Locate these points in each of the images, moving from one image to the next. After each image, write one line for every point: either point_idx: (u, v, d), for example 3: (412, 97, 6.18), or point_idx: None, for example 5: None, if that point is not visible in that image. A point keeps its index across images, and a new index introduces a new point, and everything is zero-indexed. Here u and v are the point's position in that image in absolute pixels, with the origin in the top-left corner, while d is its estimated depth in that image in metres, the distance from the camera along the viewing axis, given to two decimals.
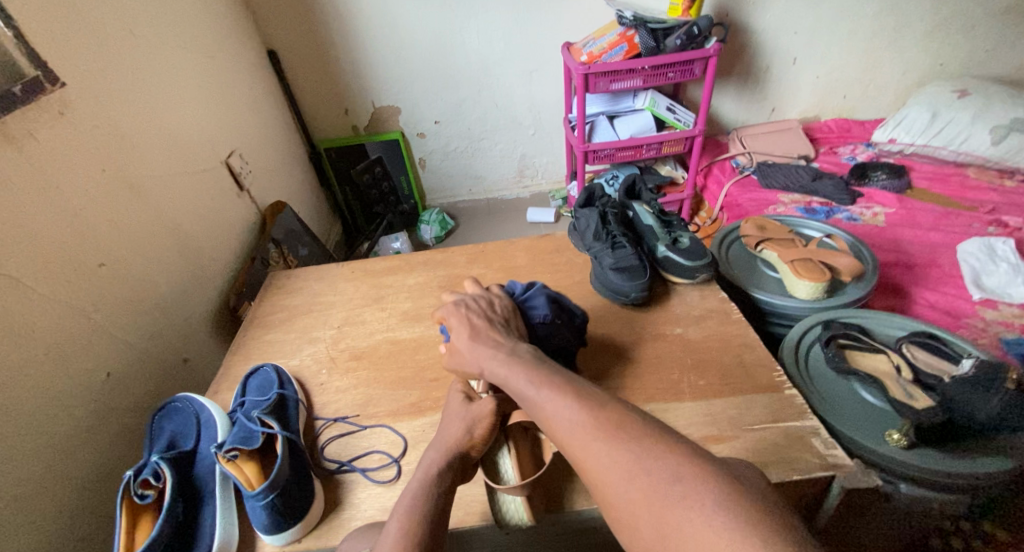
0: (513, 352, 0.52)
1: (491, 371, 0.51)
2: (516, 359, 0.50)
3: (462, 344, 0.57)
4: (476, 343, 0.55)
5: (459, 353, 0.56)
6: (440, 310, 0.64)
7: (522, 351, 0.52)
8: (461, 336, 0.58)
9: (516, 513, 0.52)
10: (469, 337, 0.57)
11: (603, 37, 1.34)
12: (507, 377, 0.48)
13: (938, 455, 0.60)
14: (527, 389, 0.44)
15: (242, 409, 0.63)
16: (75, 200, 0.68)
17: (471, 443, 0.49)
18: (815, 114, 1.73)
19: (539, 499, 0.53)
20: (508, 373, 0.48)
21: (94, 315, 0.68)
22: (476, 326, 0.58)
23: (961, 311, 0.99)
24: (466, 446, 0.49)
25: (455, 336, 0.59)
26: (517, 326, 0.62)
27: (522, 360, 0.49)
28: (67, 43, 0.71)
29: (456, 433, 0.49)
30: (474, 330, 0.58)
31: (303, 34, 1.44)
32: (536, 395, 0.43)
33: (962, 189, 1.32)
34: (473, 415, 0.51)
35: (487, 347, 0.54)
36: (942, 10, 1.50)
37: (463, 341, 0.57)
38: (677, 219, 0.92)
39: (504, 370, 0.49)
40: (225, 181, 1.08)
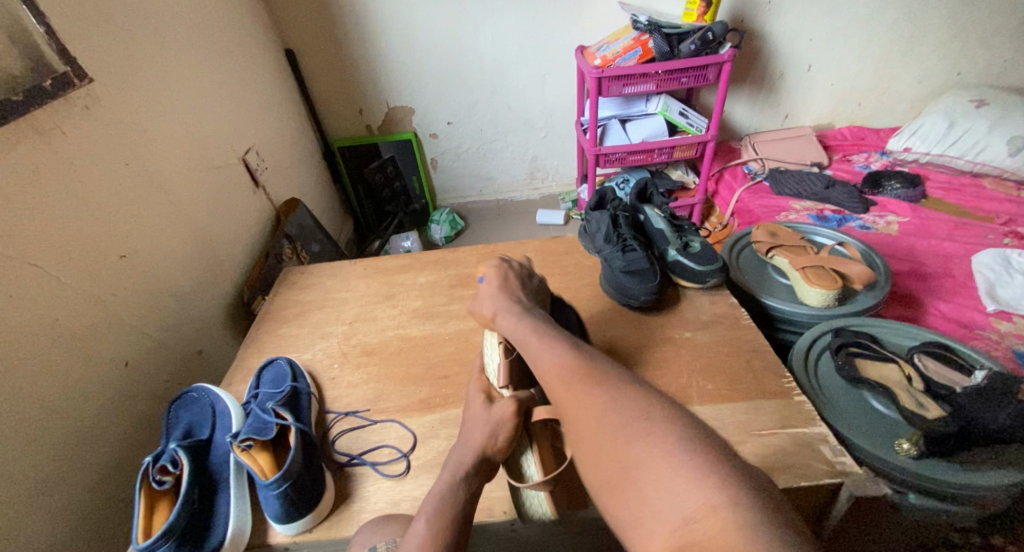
0: (527, 314, 0.56)
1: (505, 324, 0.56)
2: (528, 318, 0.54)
3: (489, 297, 0.62)
4: (502, 300, 0.60)
5: (484, 300, 0.62)
6: (486, 263, 0.70)
7: (535, 315, 0.56)
8: (491, 288, 0.64)
9: (539, 507, 0.53)
10: (497, 291, 0.62)
11: (617, 41, 1.34)
12: (516, 329, 0.53)
13: (949, 467, 0.59)
14: (528, 341, 0.49)
15: (256, 400, 0.64)
16: (99, 193, 0.69)
17: (495, 446, 0.50)
18: (829, 121, 1.72)
19: (561, 495, 0.54)
20: (518, 328, 0.52)
21: (114, 306, 0.70)
22: (507, 285, 0.63)
23: (975, 322, 0.97)
24: (490, 448, 0.49)
25: (487, 285, 0.65)
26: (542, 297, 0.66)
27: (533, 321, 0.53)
28: (95, 40, 0.72)
29: (480, 436, 0.50)
30: (504, 287, 0.63)
31: (320, 34, 1.46)
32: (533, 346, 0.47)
33: (978, 199, 1.30)
34: (497, 418, 0.51)
35: (509, 302, 0.60)
36: (961, 19, 1.49)
37: (490, 293, 0.63)
38: (688, 223, 0.92)
39: (516, 323, 0.53)
40: (242, 177, 1.10)
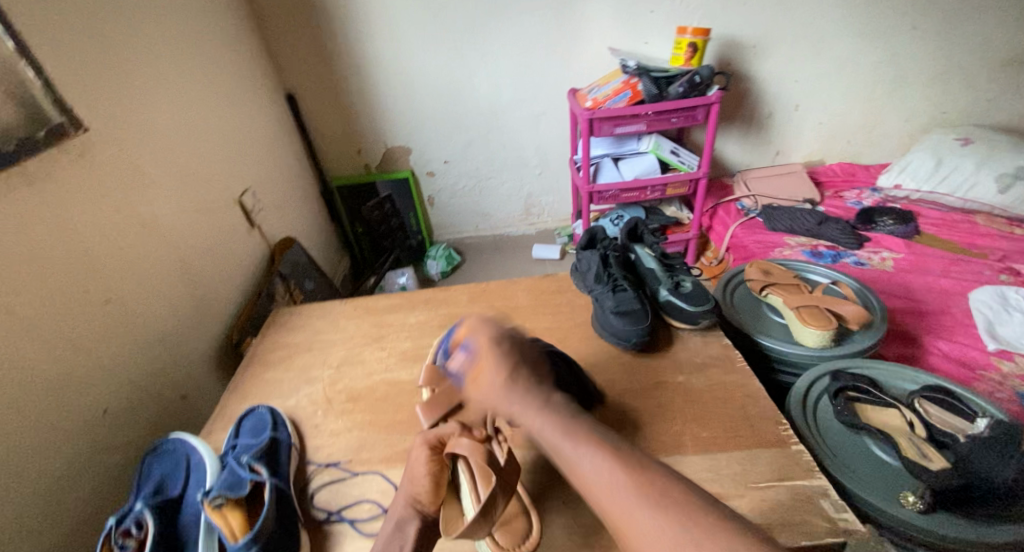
0: (548, 404, 0.47)
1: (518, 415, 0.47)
2: (551, 410, 0.46)
3: (489, 379, 0.49)
4: (504, 385, 0.48)
5: (488, 393, 0.49)
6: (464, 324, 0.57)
7: (557, 403, 0.47)
8: (488, 369, 0.50)
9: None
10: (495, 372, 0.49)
11: (607, 84, 1.39)
12: (539, 429, 0.45)
13: (961, 522, 0.56)
14: (560, 443, 0.43)
15: (233, 452, 0.62)
16: (91, 240, 0.70)
17: (423, 498, 0.50)
18: (819, 157, 1.75)
19: (506, 541, 0.51)
20: (536, 424, 0.46)
21: (96, 351, 0.68)
22: (512, 367, 0.50)
23: (976, 362, 0.95)
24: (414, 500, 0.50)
25: (482, 366, 0.50)
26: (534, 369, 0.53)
27: (558, 411, 0.46)
28: (93, 91, 0.75)
29: (404, 493, 0.51)
30: (507, 368, 0.49)
31: (321, 79, 1.51)
32: (567, 454, 0.42)
33: (971, 235, 1.30)
34: (417, 476, 0.52)
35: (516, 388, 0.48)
36: (941, 61, 1.54)
37: (489, 379, 0.49)
38: (679, 262, 0.92)
39: (539, 424, 0.45)
40: (237, 218, 1.12)
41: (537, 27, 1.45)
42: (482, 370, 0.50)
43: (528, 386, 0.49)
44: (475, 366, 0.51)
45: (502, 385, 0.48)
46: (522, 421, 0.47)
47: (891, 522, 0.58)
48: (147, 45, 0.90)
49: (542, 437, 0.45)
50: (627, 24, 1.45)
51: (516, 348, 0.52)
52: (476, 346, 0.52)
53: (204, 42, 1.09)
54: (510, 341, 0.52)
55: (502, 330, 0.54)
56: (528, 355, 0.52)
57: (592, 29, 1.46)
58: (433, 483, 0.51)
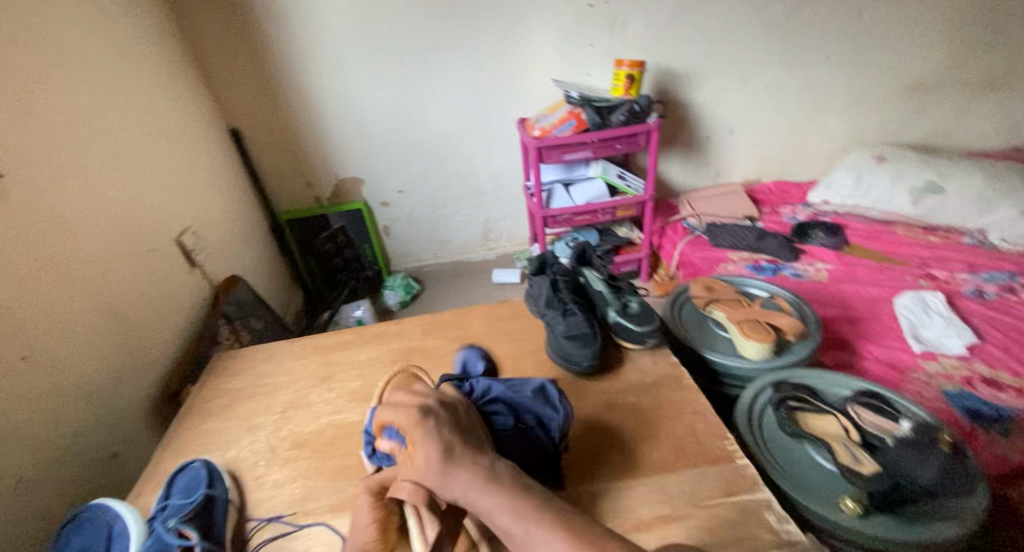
0: (492, 471, 0.46)
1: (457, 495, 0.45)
2: (495, 484, 0.45)
3: (426, 453, 0.46)
4: (437, 462, 0.46)
5: (423, 474, 0.46)
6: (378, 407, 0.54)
7: (500, 469, 0.47)
8: (420, 446, 0.47)
9: None
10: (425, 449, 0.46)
11: (554, 114, 1.44)
12: (483, 508, 0.43)
13: (895, 523, 0.59)
14: (503, 518, 0.42)
15: (163, 514, 0.57)
16: (5, 293, 0.65)
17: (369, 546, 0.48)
18: (756, 176, 1.86)
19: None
20: (484, 501, 0.43)
21: (7, 414, 0.62)
22: (445, 442, 0.47)
23: (905, 364, 1.02)
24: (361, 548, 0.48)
25: (412, 442, 0.48)
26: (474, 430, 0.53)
27: (502, 482, 0.45)
28: (9, 134, 0.71)
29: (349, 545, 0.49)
30: (441, 441, 0.47)
31: (268, 113, 1.49)
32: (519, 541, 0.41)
33: (892, 244, 1.42)
34: (360, 525, 0.49)
35: (459, 462, 0.46)
36: (853, 87, 1.70)
37: (420, 458, 0.46)
38: (626, 284, 0.94)
39: (483, 502, 0.43)
40: (175, 259, 1.07)
41: (484, 61, 1.50)
42: (413, 448, 0.47)
43: (461, 461, 0.46)
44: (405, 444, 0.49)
45: (437, 461, 0.46)
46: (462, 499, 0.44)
47: (834, 528, 0.60)
48: (73, 85, 0.86)
49: (487, 516, 0.43)
50: (570, 57, 1.53)
51: (444, 417, 0.50)
52: (403, 427, 0.50)
53: (138, 80, 1.06)
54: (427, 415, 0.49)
55: (432, 400, 0.52)
56: (455, 420, 0.51)
57: (537, 61, 1.53)
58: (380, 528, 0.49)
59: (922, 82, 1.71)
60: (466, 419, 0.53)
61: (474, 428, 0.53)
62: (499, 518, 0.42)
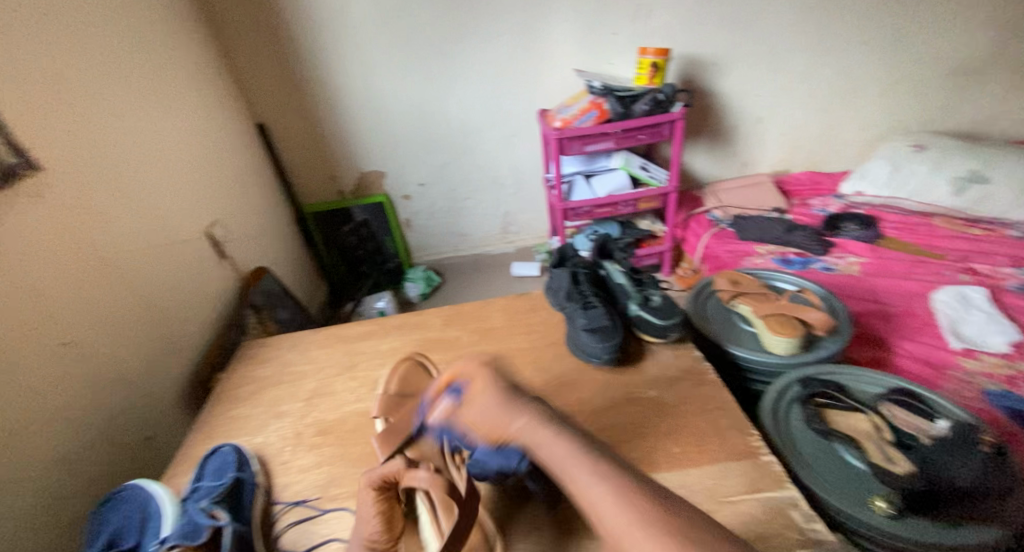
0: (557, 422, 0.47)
1: (522, 430, 0.47)
2: (551, 427, 0.46)
3: (486, 401, 0.51)
4: (497, 401, 0.50)
5: (487, 412, 0.50)
6: (452, 366, 0.60)
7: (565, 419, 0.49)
8: (481, 393, 0.52)
9: None
10: (485, 391, 0.52)
11: (575, 104, 1.42)
12: (543, 443, 0.45)
13: (928, 525, 0.57)
14: (561, 459, 0.42)
15: (195, 496, 0.60)
16: (47, 282, 0.68)
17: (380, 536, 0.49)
18: (785, 167, 1.80)
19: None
20: (540, 436, 0.45)
21: (51, 397, 0.66)
22: (501, 391, 0.52)
23: (942, 362, 0.98)
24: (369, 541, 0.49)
25: (476, 389, 0.53)
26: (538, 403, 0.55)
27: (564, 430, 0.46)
28: (48, 129, 0.74)
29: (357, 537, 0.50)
30: (499, 390, 0.52)
31: (292, 108, 1.52)
32: (579, 479, 0.40)
33: (931, 237, 1.35)
34: (365, 517, 0.50)
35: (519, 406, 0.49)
36: (891, 72, 1.62)
37: (482, 395, 0.52)
38: (648, 277, 0.93)
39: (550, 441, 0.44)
40: (206, 250, 1.10)
41: (504, 52, 1.49)
42: (476, 393, 0.53)
43: (523, 403, 0.50)
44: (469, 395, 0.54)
45: (495, 405, 0.50)
46: (525, 437, 0.46)
47: (861, 528, 0.59)
48: (107, 81, 0.89)
49: (542, 454, 0.44)
50: (592, 46, 1.50)
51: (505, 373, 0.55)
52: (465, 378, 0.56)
53: (168, 76, 1.09)
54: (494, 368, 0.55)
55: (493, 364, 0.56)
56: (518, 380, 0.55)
57: (558, 51, 1.50)
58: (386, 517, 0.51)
59: (968, 65, 1.61)
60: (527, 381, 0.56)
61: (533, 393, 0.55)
62: (560, 456, 0.43)
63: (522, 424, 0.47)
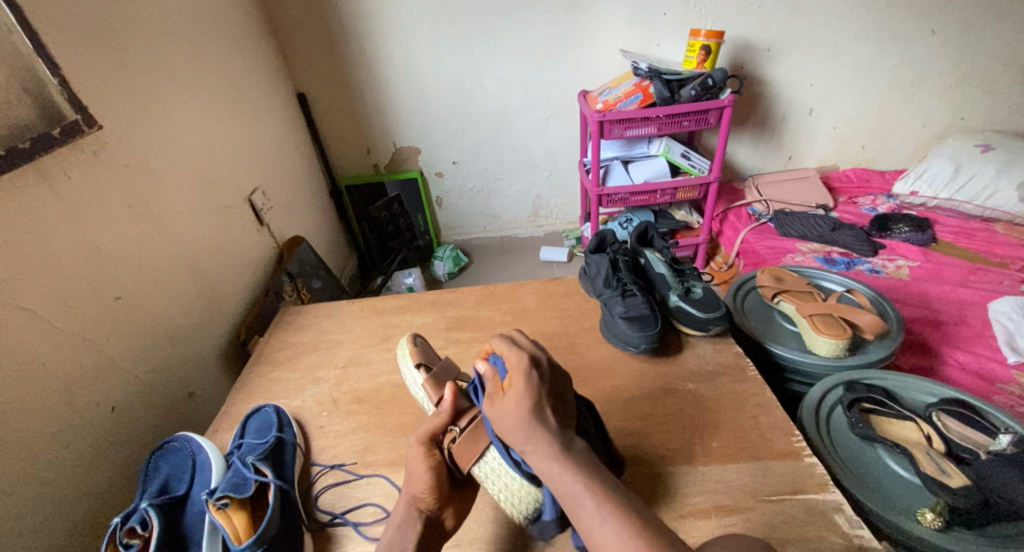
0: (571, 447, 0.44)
1: (530, 448, 0.44)
2: (570, 454, 0.43)
3: (511, 399, 0.47)
4: (527, 407, 0.46)
5: (507, 413, 0.46)
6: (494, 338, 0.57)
7: (581, 447, 0.44)
8: (516, 391, 0.48)
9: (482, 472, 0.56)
10: (521, 396, 0.47)
11: (618, 86, 1.38)
12: (550, 468, 0.42)
13: (977, 539, 0.54)
14: (567, 481, 0.40)
15: (239, 451, 0.62)
16: (103, 237, 0.70)
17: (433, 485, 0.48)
18: (833, 163, 1.72)
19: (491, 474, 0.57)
20: (549, 467, 0.42)
21: (104, 347, 0.68)
22: (537, 397, 0.47)
23: (996, 375, 0.93)
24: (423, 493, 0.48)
25: (510, 385, 0.49)
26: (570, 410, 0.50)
27: (579, 460, 0.42)
28: (106, 87, 0.75)
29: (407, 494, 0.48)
30: (536, 397, 0.47)
31: (331, 78, 1.51)
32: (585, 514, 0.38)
33: (990, 244, 1.27)
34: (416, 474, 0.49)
35: (541, 421, 0.45)
36: (961, 64, 1.51)
37: (511, 401, 0.47)
38: (689, 268, 0.90)
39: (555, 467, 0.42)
40: (246, 216, 1.12)
41: (548, 29, 1.45)
42: (509, 389, 0.48)
43: (552, 419, 0.46)
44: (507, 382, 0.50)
45: (525, 411, 0.46)
46: (537, 460, 0.43)
47: (905, 538, 0.57)
48: (160, 43, 0.90)
49: (553, 478, 0.42)
50: (640, 26, 1.44)
51: (550, 381, 0.50)
52: (510, 364, 0.51)
53: (216, 41, 1.10)
54: (548, 371, 0.51)
55: (545, 356, 0.52)
56: (559, 391, 0.50)
57: (604, 30, 1.45)
58: (438, 476, 0.49)
59: None
60: (571, 400, 0.51)
61: (566, 399, 0.51)
62: (564, 485, 0.40)
63: (531, 449, 0.44)
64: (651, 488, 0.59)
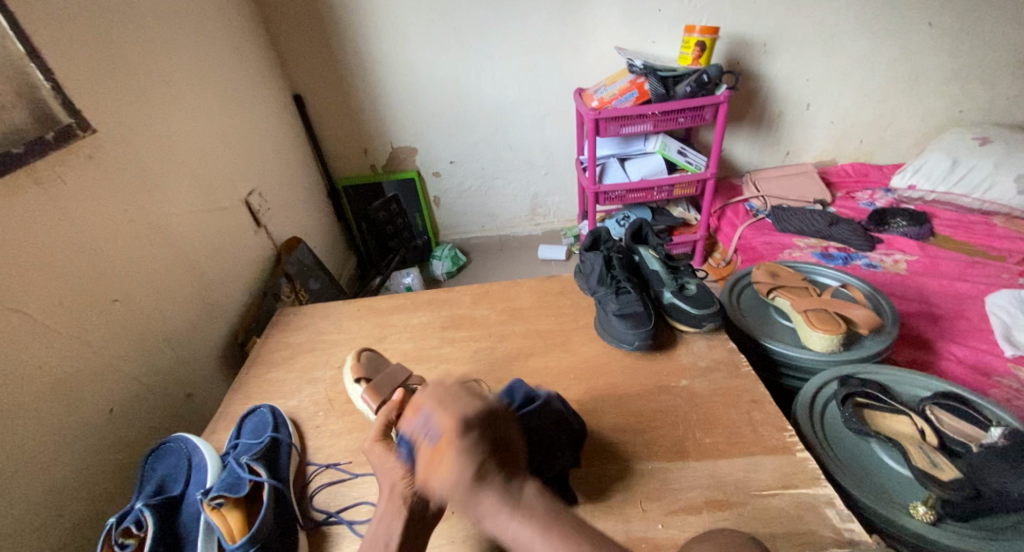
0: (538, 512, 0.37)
1: (492, 531, 0.36)
2: (528, 514, 0.36)
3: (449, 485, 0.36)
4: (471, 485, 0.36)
5: (452, 497, 0.37)
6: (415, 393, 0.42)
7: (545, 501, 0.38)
8: (446, 457, 0.37)
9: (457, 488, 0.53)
10: (460, 474, 0.36)
11: (613, 84, 1.38)
12: (522, 551, 0.35)
13: (971, 533, 0.54)
14: None
15: (234, 451, 0.62)
16: (100, 240, 0.71)
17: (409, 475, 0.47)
18: (831, 157, 1.71)
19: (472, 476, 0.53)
20: (516, 545, 0.35)
21: (101, 349, 0.69)
22: (481, 465, 0.36)
23: (993, 368, 0.93)
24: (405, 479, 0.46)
25: (442, 456, 0.37)
26: (519, 450, 0.41)
27: (550, 525, 0.36)
28: (100, 91, 0.75)
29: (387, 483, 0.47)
30: (475, 466, 0.36)
31: (327, 79, 1.51)
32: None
33: (988, 237, 1.27)
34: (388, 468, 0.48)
35: (493, 496, 0.36)
36: (958, 57, 1.50)
37: (449, 476, 0.36)
38: (683, 265, 0.90)
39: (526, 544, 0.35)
40: (243, 218, 1.13)
41: (543, 27, 1.44)
42: (441, 456, 0.37)
43: (502, 489, 0.36)
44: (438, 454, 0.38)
45: (469, 490, 0.36)
46: (491, 527, 0.37)
47: (899, 532, 0.57)
48: (154, 46, 0.91)
49: (514, 546, 0.36)
50: (635, 23, 1.44)
51: (492, 416, 0.40)
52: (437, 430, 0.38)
53: (211, 44, 1.10)
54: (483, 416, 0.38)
55: (477, 406, 0.39)
56: (501, 439, 0.40)
57: (599, 28, 1.45)
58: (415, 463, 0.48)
59: None
60: (516, 441, 0.41)
61: (510, 443, 0.40)
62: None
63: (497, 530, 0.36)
64: (644, 484, 0.59)
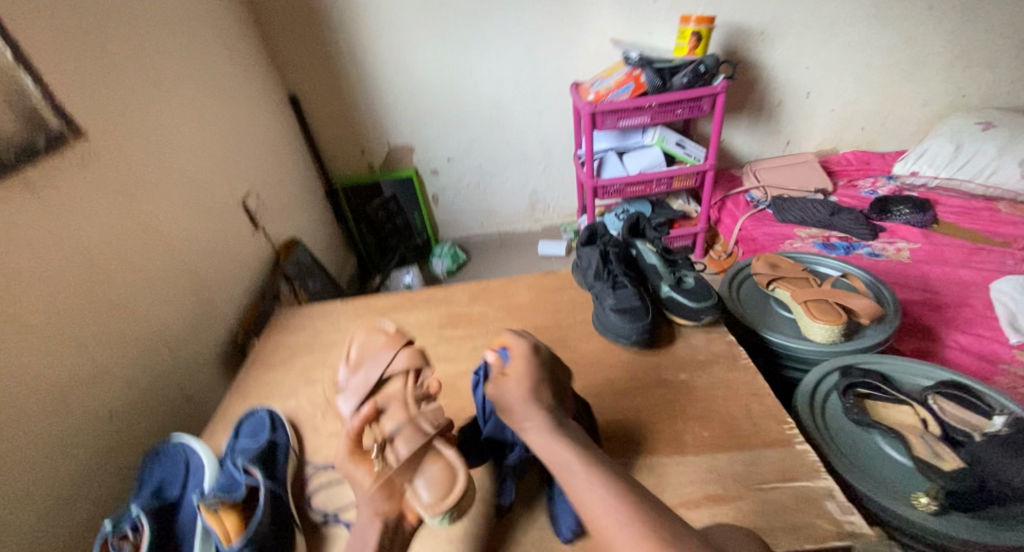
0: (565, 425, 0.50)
1: (529, 427, 0.49)
2: (565, 436, 0.48)
3: (511, 383, 0.53)
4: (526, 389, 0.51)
5: (505, 392, 0.52)
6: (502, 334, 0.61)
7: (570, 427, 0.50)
8: (519, 372, 0.54)
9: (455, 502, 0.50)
10: (527, 376, 0.53)
11: (610, 76, 1.37)
12: (550, 440, 0.47)
13: (975, 524, 0.53)
14: (562, 450, 0.46)
15: (232, 454, 0.62)
16: (94, 245, 0.71)
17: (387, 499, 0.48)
18: (832, 146, 1.69)
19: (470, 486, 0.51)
20: (545, 441, 0.47)
21: (99, 354, 0.69)
22: (537, 381, 0.53)
23: (998, 355, 0.92)
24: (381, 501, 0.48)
25: (511, 370, 0.54)
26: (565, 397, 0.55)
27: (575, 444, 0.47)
28: (92, 96, 0.75)
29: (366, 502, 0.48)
30: (534, 382, 0.52)
31: (323, 79, 1.51)
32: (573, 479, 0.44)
33: (993, 223, 1.25)
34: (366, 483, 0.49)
35: (541, 392, 0.52)
36: (961, 41, 1.48)
37: (513, 381, 0.53)
38: (681, 258, 0.89)
39: (547, 441, 0.47)
40: (241, 220, 1.13)
41: (537, 21, 1.43)
42: (519, 363, 0.54)
43: (548, 397, 0.52)
44: (511, 364, 0.55)
45: (529, 386, 0.52)
46: (531, 430, 0.49)
47: (899, 522, 0.56)
48: (146, 49, 0.90)
49: (548, 443, 0.47)
50: (630, 14, 1.43)
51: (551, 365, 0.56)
52: (512, 352, 0.57)
53: (204, 46, 1.10)
54: (548, 355, 0.56)
55: (543, 345, 0.58)
56: (557, 376, 0.56)
57: (594, 20, 1.44)
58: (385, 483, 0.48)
59: None
60: (565, 384, 0.57)
61: (561, 382, 0.57)
62: (559, 456, 0.46)
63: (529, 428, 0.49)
64: (642, 479, 0.58)
